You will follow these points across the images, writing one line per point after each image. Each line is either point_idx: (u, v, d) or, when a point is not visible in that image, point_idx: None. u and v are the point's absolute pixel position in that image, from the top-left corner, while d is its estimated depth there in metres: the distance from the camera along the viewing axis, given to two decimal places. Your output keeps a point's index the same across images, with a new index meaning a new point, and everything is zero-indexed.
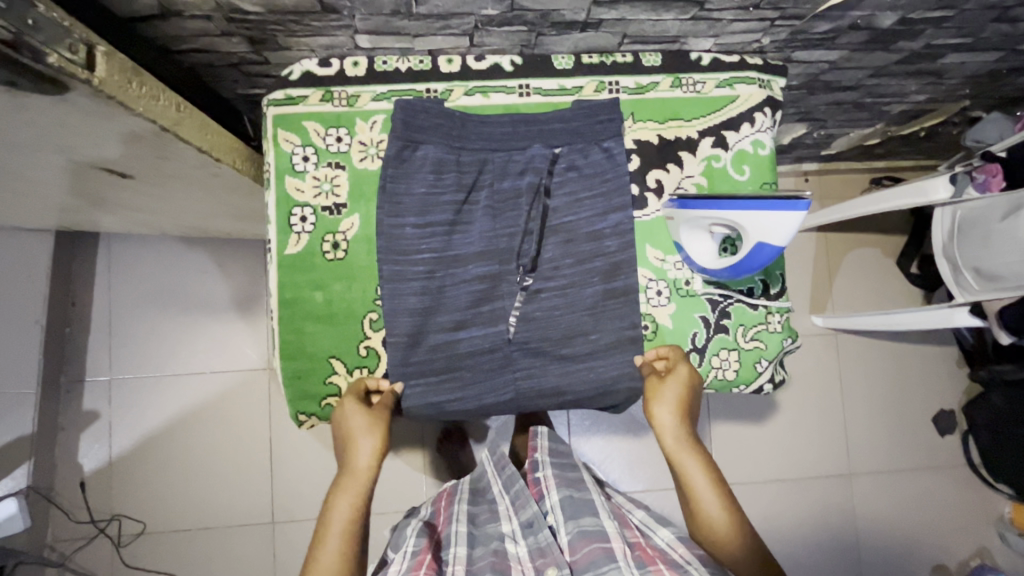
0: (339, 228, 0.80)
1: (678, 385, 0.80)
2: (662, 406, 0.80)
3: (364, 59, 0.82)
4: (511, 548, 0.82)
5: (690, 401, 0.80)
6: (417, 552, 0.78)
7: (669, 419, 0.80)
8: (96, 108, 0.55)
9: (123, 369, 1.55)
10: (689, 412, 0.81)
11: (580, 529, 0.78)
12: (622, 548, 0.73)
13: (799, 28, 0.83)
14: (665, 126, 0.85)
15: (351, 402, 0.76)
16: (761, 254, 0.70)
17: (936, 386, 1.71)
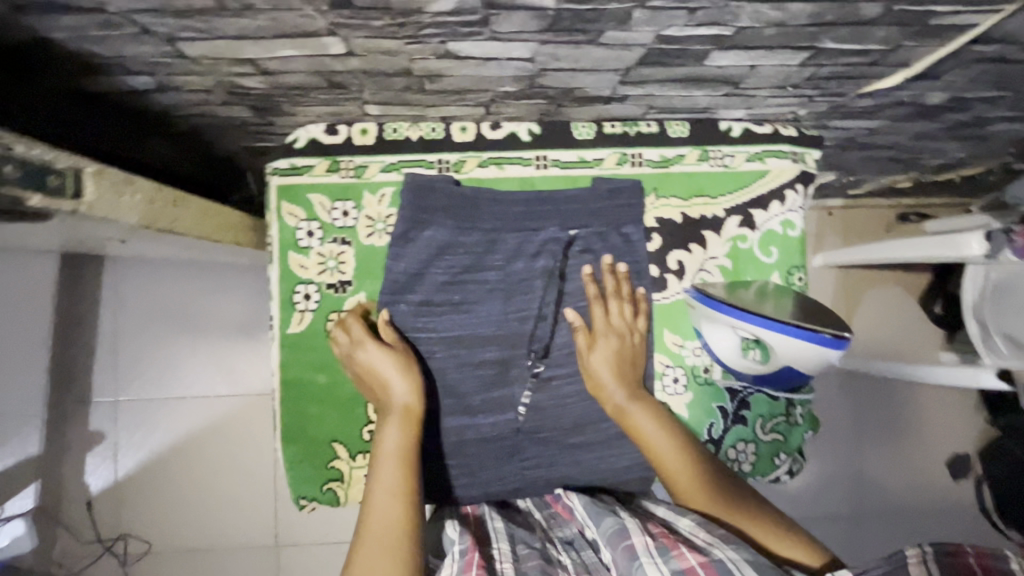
0: (344, 306, 0.76)
1: (612, 344, 0.75)
2: (599, 367, 0.74)
3: (373, 127, 0.77)
4: (554, 556, 0.61)
5: (630, 357, 0.75)
6: (466, 552, 0.59)
7: (609, 380, 0.73)
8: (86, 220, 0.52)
9: (130, 391, 1.41)
10: (631, 367, 0.75)
11: (607, 538, 0.60)
12: (643, 540, 0.57)
13: (840, 103, 0.76)
14: (690, 203, 0.81)
15: (369, 342, 0.72)
16: (788, 372, 0.72)
17: (957, 430, 1.64)
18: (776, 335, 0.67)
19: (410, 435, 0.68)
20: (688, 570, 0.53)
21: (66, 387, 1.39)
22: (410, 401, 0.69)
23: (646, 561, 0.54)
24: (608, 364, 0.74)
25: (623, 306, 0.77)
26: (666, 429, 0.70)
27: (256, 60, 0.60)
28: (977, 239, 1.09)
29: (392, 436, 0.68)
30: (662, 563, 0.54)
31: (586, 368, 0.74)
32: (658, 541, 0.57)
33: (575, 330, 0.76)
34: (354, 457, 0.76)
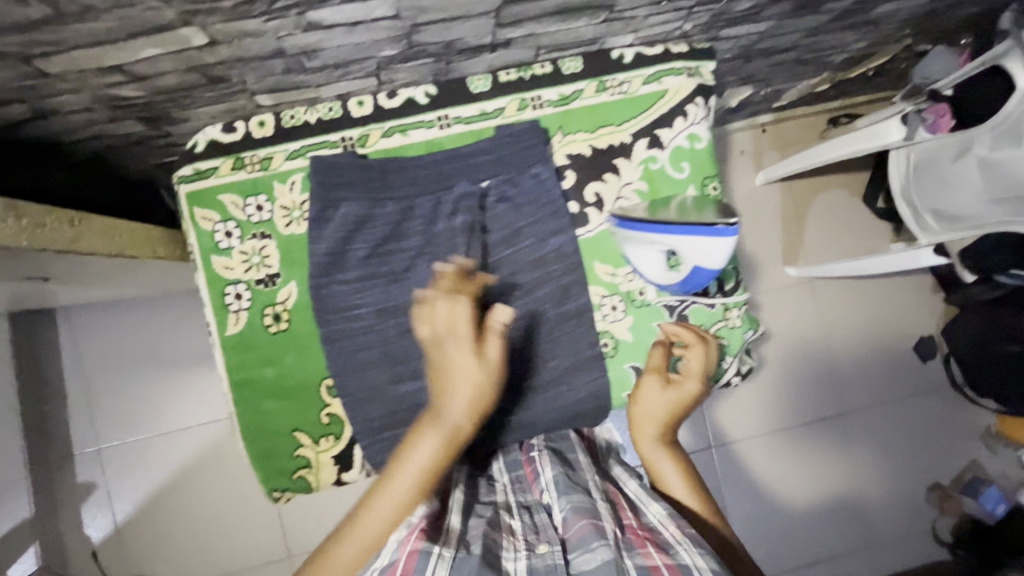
0: (277, 299, 0.77)
1: (682, 394, 0.75)
2: (651, 403, 0.75)
3: (270, 118, 0.77)
4: (505, 521, 0.61)
5: (682, 414, 0.75)
6: (420, 518, 0.60)
7: (654, 414, 0.74)
8: None
9: (112, 436, 1.40)
10: (681, 421, 0.76)
11: (570, 505, 0.60)
12: (611, 521, 0.56)
13: (720, 10, 0.78)
14: (596, 135, 0.82)
15: (457, 300, 0.69)
16: (704, 274, 0.75)
17: (916, 315, 1.71)
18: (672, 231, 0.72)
19: (446, 452, 0.64)
20: (653, 569, 0.51)
21: (45, 445, 1.38)
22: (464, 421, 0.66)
23: (608, 544, 0.54)
24: (667, 403, 0.75)
25: (703, 374, 0.76)
26: (680, 467, 0.71)
27: (122, 66, 0.59)
28: (895, 125, 1.11)
29: (426, 449, 0.64)
30: (626, 555, 0.53)
31: (643, 397, 0.76)
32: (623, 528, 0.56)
33: (654, 346, 0.79)
34: (318, 441, 0.78)
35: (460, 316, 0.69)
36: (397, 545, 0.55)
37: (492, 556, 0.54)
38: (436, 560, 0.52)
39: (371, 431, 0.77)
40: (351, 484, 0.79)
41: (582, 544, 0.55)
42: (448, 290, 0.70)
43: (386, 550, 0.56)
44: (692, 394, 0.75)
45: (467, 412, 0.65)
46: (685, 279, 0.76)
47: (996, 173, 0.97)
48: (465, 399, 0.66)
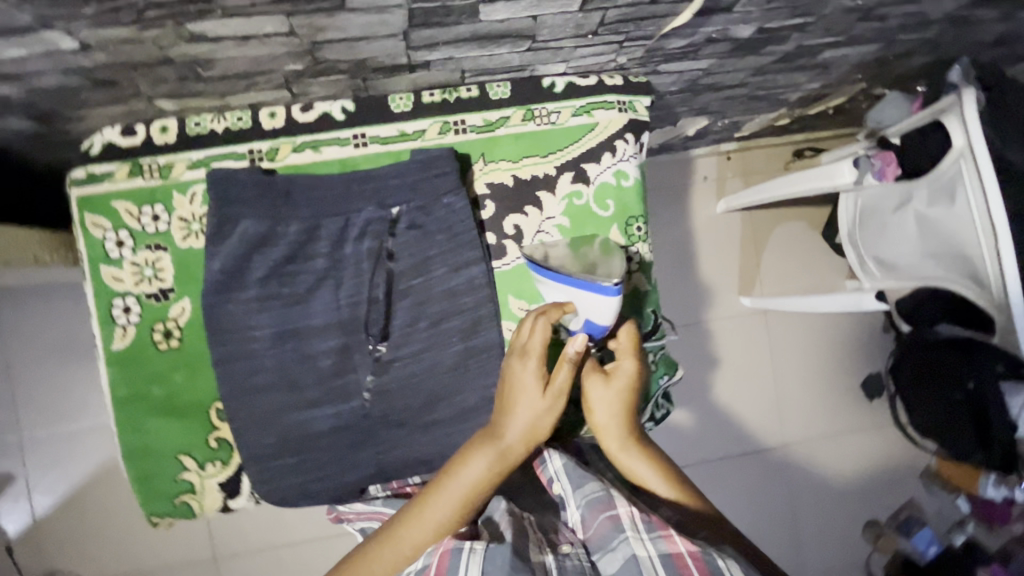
0: (169, 315, 0.73)
1: (625, 379, 0.74)
2: (603, 405, 0.73)
3: (173, 123, 0.73)
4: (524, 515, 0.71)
5: (634, 401, 0.75)
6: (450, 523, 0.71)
7: (608, 415, 0.73)
8: None
9: (32, 427, 1.34)
10: (637, 407, 0.75)
11: (586, 500, 0.70)
12: (629, 513, 0.65)
13: (653, 46, 0.75)
14: (519, 165, 0.79)
15: (540, 320, 0.69)
16: (596, 328, 0.74)
17: (865, 352, 1.71)
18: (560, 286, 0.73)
19: (491, 474, 0.68)
20: (675, 555, 0.60)
21: None
22: (517, 445, 0.69)
23: (631, 536, 0.63)
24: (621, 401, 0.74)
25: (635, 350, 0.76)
26: (658, 467, 0.74)
27: None
28: (847, 166, 1.10)
29: (476, 468, 0.68)
30: (649, 542, 0.62)
31: (592, 399, 0.73)
32: (643, 516, 0.65)
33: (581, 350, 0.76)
34: (204, 466, 0.75)
35: (537, 340, 0.69)
36: (431, 550, 0.66)
37: (522, 547, 0.63)
38: (467, 554, 0.63)
39: (260, 459, 0.74)
40: (237, 511, 0.76)
41: (604, 538, 0.65)
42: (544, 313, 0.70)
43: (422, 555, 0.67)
44: (633, 373, 0.74)
45: (523, 438, 0.69)
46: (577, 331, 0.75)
47: (930, 229, 0.97)
48: (523, 426, 0.69)
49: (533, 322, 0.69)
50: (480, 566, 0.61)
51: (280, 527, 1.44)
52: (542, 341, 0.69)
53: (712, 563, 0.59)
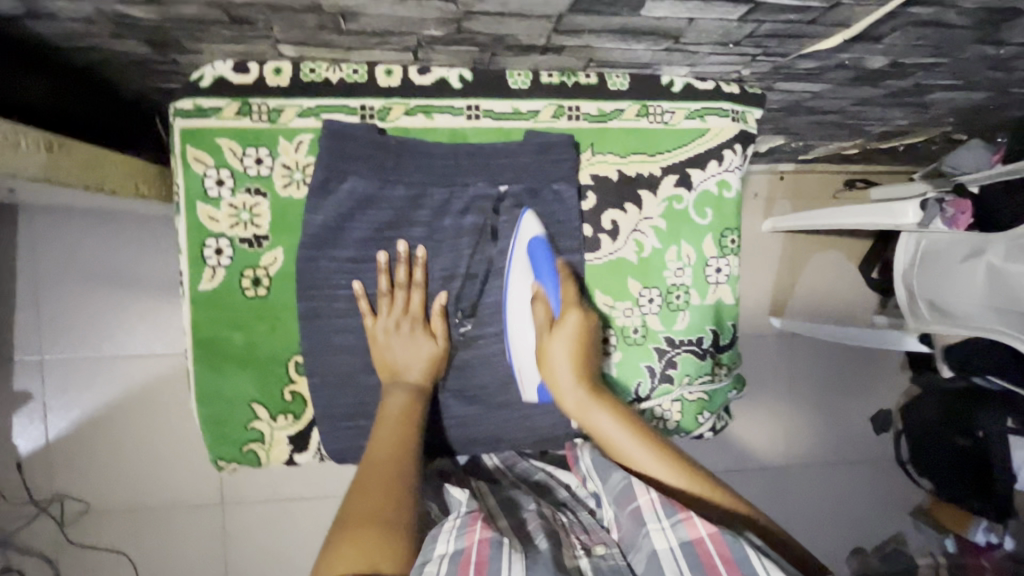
0: (260, 262, 0.72)
1: (573, 330, 0.71)
2: (557, 360, 0.70)
3: (288, 67, 0.70)
4: (551, 514, 0.65)
5: (587, 355, 0.71)
6: (471, 509, 0.60)
7: (564, 372, 0.69)
8: None
9: (56, 349, 1.32)
10: (589, 359, 0.71)
11: (614, 495, 0.62)
12: (649, 501, 0.58)
13: (782, 64, 0.74)
14: (626, 161, 0.79)
15: (398, 292, 0.74)
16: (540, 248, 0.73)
17: (879, 387, 1.74)
18: (516, 278, 0.74)
19: (416, 403, 0.71)
20: (695, 541, 0.53)
21: None
22: (424, 372, 0.74)
23: (652, 529, 0.56)
24: (569, 355, 0.70)
25: (579, 300, 0.73)
26: (624, 423, 0.67)
27: None
28: (913, 207, 1.08)
29: (398, 401, 0.71)
30: (669, 530, 0.55)
31: (548, 358, 0.70)
32: (664, 500, 0.59)
33: (535, 301, 0.73)
34: (275, 418, 0.75)
35: (414, 303, 0.74)
36: (459, 533, 0.56)
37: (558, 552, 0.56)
38: (507, 547, 0.54)
39: (334, 417, 0.75)
40: (301, 465, 0.77)
41: (633, 534, 0.58)
42: (400, 283, 0.74)
43: (442, 537, 0.56)
44: (581, 324, 0.71)
45: (426, 368, 0.74)
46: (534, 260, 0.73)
47: (1001, 283, 1.00)
48: (422, 359, 0.74)
49: (393, 297, 0.74)
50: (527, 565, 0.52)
51: (288, 481, 1.43)
52: (419, 298, 0.75)
53: (737, 543, 0.52)
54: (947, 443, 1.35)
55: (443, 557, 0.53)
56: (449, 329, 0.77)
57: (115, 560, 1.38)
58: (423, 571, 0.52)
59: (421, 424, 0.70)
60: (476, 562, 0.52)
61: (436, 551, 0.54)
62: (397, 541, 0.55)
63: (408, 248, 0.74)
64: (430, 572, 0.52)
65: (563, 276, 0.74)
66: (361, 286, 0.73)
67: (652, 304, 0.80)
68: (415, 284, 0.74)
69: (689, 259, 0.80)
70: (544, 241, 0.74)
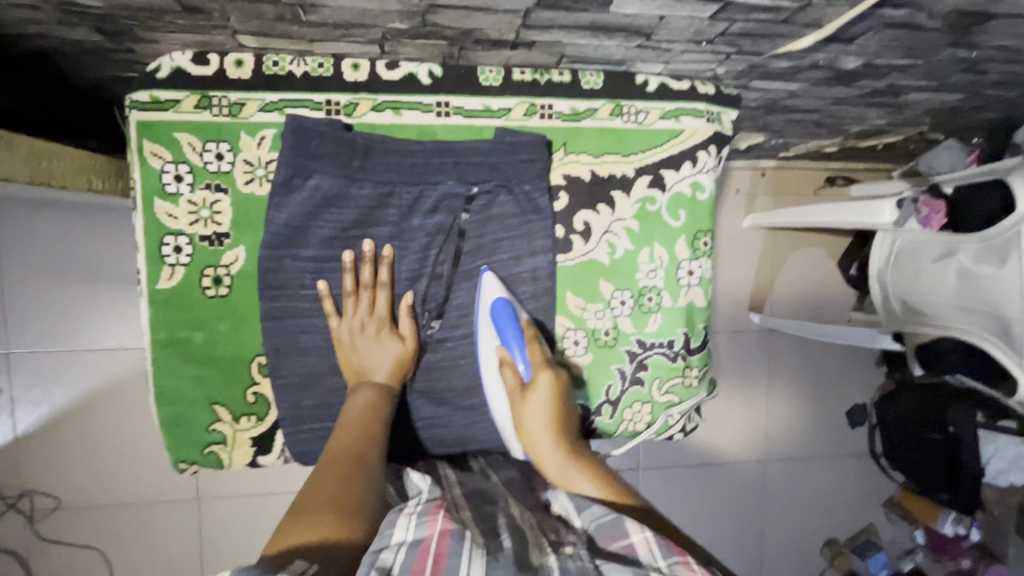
0: (221, 261, 0.70)
1: (546, 394, 0.71)
2: (532, 423, 0.71)
3: (249, 59, 0.68)
4: (518, 515, 0.65)
5: (562, 414, 0.72)
6: (432, 498, 0.61)
7: (541, 435, 0.70)
8: None
9: (21, 343, 1.28)
10: (566, 420, 0.72)
11: (594, 522, 0.61)
12: (644, 538, 0.57)
13: (757, 63, 0.73)
14: (599, 160, 0.77)
15: (364, 293, 0.72)
16: (502, 313, 0.72)
17: (855, 382, 1.77)
18: (485, 340, 0.74)
19: (382, 401, 0.71)
20: None
21: None
22: (391, 371, 0.73)
23: (647, 564, 0.54)
24: (544, 419, 0.71)
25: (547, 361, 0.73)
26: (601, 483, 0.69)
27: None
28: (890, 207, 1.14)
29: (362, 398, 0.71)
30: (664, 566, 0.53)
31: (524, 424, 0.71)
32: (658, 542, 0.57)
33: (502, 367, 0.73)
34: (238, 420, 0.74)
35: (379, 304, 0.73)
36: (419, 522, 0.55)
37: (519, 552, 0.55)
38: (467, 549, 0.54)
39: (300, 419, 0.74)
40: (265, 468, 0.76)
41: (614, 558, 0.55)
42: (365, 283, 0.73)
43: (401, 524, 0.55)
44: (552, 386, 0.71)
45: (392, 369, 0.73)
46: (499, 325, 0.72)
47: (971, 284, 0.99)
48: (387, 360, 0.73)
49: (359, 298, 0.72)
50: (484, 563, 0.52)
51: (263, 476, 1.42)
52: (386, 298, 0.73)
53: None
54: (920, 438, 1.39)
55: (398, 544, 0.52)
56: (418, 331, 0.75)
57: (86, 555, 1.37)
58: (379, 555, 0.51)
59: (387, 420, 0.70)
60: (435, 556, 0.51)
61: (394, 539, 0.53)
62: (353, 528, 0.55)
63: (374, 248, 0.72)
64: (386, 558, 0.51)
65: (530, 335, 0.73)
66: (327, 286, 0.72)
67: (624, 306, 0.79)
68: (380, 284, 0.73)
69: (662, 261, 0.79)
70: (506, 301, 0.73)
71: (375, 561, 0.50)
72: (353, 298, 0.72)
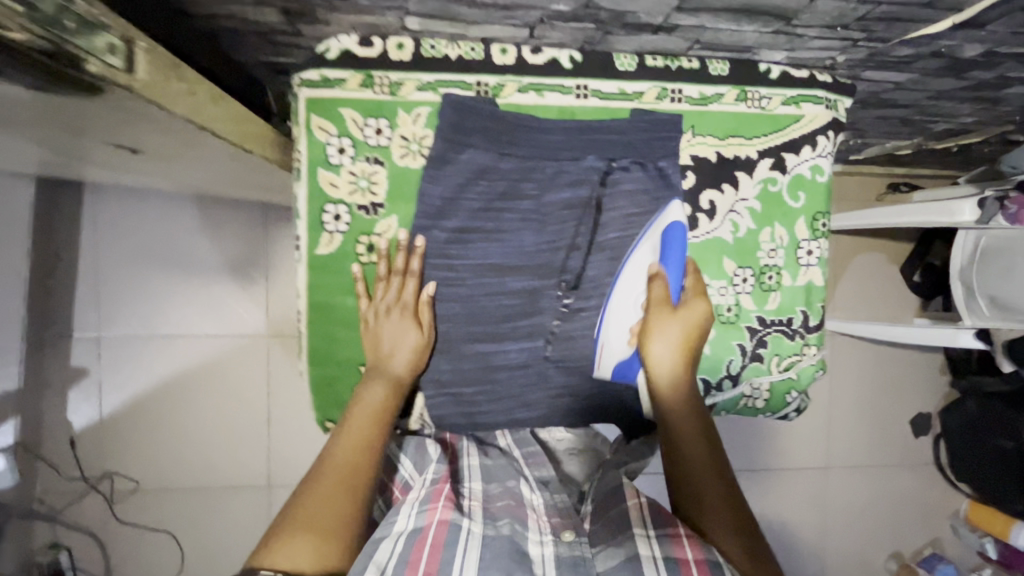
0: (376, 230, 0.75)
1: (691, 316, 0.77)
2: (664, 337, 0.75)
3: (410, 42, 0.73)
4: (529, 497, 0.69)
5: (697, 343, 0.76)
6: (436, 480, 0.67)
7: (669, 351, 0.75)
8: (128, 108, 0.48)
9: (113, 329, 1.34)
10: (693, 357, 0.76)
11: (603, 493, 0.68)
12: (637, 506, 0.63)
13: (880, 50, 0.77)
14: (725, 143, 0.81)
15: (388, 281, 0.75)
16: (678, 234, 0.78)
17: (915, 390, 1.65)
18: (645, 247, 0.78)
19: (392, 400, 0.71)
20: (681, 560, 0.57)
21: (46, 319, 1.32)
22: (404, 369, 0.73)
23: (638, 535, 0.60)
24: (677, 344, 0.75)
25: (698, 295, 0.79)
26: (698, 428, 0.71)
27: None
28: (970, 206, 1.14)
29: (375, 393, 0.71)
30: (654, 542, 0.59)
31: (659, 330, 0.76)
32: (651, 509, 0.62)
33: (654, 279, 0.77)
34: None
35: (407, 290, 0.74)
36: (420, 510, 0.61)
37: (516, 538, 0.60)
38: (461, 533, 0.59)
39: (441, 381, 0.78)
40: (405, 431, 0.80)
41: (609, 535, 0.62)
42: (396, 269, 0.75)
43: (404, 513, 0.61)
44: (700, 314, 0.77)
45: (408, 366, 0.74)
46: (664, 243, 0.77)
47: None
48: (406, 356, 0.74)
49: (389, 285, 0.75)
50: (480, 552, 0.57)
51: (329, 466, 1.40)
52: (411, 290, 0.75)
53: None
54: (989, 450, 1.38)
55: (399, 536, 0.59)
56: (555, 303, 0.78)
57: (161, 538, 1.39)
58: (380, 545, 0.58)
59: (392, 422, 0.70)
60: (432, 544, 0.57)
61: (395, 528, 0.60)
62: (329, 553, 0.58)
63: (409, 238, 0.75)
64: (386, 547, 0.57)
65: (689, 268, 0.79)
66: (360, 271, 0.75)
67: (746, 284, 0.82)
68: (410, 273, 0.75)
69: (783, 241, 0.82)
70: (682, 227, 0.78)
71: (374, 552, 0.57)
72: (382, 285, 0.75)
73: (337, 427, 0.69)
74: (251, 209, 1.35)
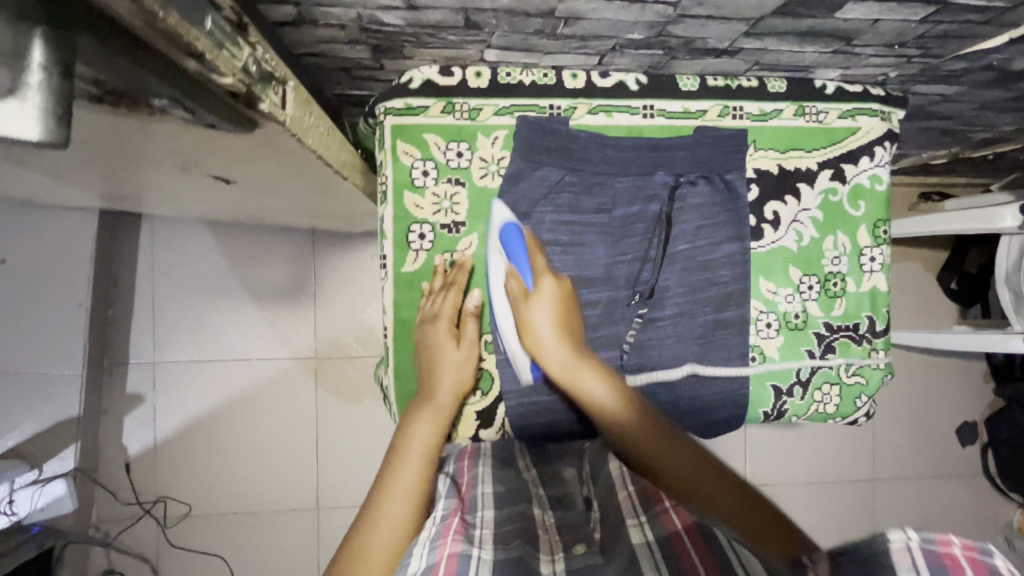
0: (457, 247, 0.79)
1: (551, 296, 0.76)
2: (539, 323, 0.74)
3: (487, 71, 0.77)
4: (540, 518, 0.66)
5: (570, 319, 0.76)
6: (446, 515, 0.58)
7: (549, 333, 0.74)
8: (283, 146, 0.61)
9: (171, 354, 1.38)
10: (573, 324, 0.76)
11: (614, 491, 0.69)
12: (627, 497, 0.65)
13: (932, 65, 0.80)
14: (785, 156, 0.84)
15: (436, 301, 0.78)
16: (512, 232, 0.77)
17: (965, 398, 1.61)
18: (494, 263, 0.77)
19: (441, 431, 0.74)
20: (672, 532, 0.55)
21: (106, 345, 1.36)
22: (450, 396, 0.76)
23: (631, 523, 0.59)
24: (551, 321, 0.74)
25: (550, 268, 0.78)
26: (611, 385, 0.71)
27: None
28: (1011, 211, 1.12)
29: (422, 428, 0.73)
30: (649, 525, 0.58)
31: (533, 325, 0.74)
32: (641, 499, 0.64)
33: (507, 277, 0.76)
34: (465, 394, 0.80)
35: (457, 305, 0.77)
36: (431, 547, 0.53)
37: (526, 559, 0.54)
38: (475, 562, 0.51)
39: (520, 395, 0.79)
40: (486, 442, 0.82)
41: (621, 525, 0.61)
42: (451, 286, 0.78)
43: (416, 553, 0.53)
44: (555, 288, 0.76)
45: (456, 394, 0.76)
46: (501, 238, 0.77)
47: None
48: (451, 379, 0.76)
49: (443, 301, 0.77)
50: None
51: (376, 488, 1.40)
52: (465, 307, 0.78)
53: (709, 535, 0.53)
54: None
55: None
56: (631, 314, 0.80)
57: (211, 563, 1.37)
58: None
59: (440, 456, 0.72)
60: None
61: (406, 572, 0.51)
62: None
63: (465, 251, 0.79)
64: None
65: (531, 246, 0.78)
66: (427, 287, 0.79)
67: (812, 291, 0.84)
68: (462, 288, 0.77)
69: (846, 249, 0.85)
70: (514, 224, 0.77)
71: None
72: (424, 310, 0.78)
73: (388, 460, 0.71)
74: (302, 233, 1.39)
